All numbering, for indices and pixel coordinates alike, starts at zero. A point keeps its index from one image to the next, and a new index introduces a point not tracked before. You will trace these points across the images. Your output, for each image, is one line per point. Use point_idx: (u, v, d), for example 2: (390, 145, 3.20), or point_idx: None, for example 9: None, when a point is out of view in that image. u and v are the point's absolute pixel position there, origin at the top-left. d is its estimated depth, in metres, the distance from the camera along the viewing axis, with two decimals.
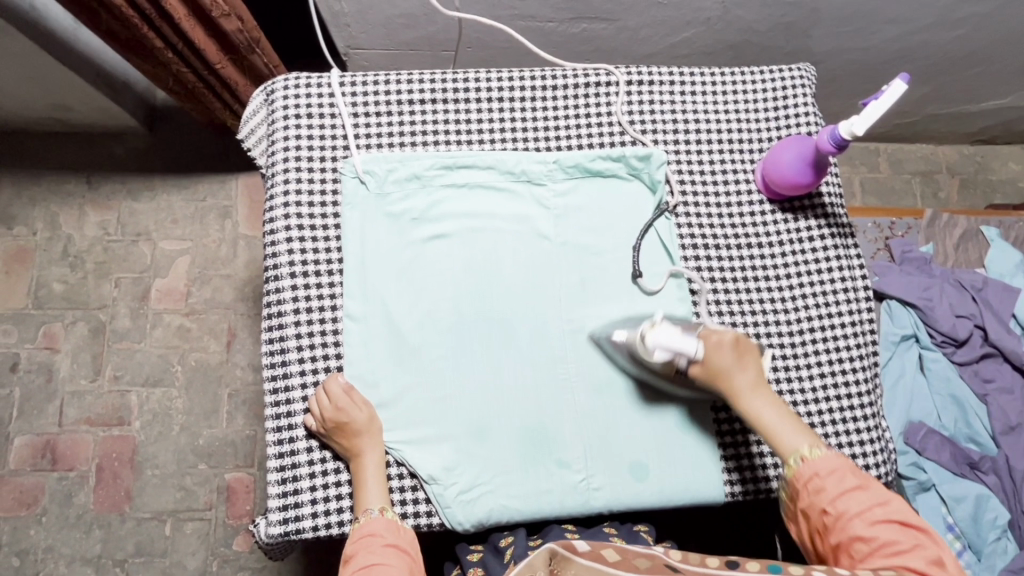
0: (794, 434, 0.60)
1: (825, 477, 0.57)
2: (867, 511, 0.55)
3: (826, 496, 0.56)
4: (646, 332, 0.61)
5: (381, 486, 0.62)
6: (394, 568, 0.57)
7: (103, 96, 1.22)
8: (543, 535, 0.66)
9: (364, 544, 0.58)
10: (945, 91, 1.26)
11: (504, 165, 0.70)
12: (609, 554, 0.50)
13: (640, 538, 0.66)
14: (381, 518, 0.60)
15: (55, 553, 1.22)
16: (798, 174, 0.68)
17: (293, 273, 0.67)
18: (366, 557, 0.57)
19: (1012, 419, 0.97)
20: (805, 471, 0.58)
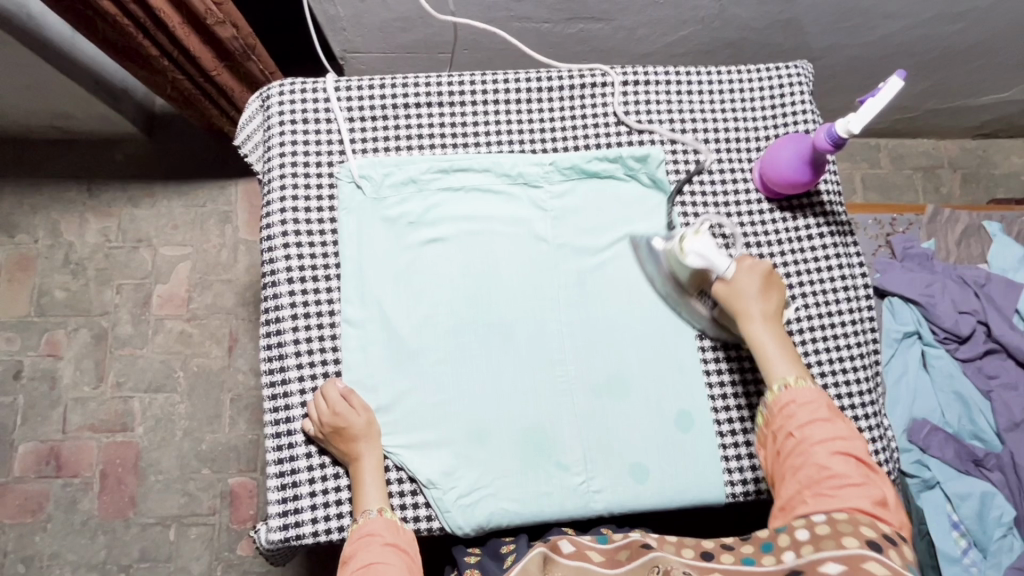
0: (788, 365, 0.61)
1: (798, 407, 0.58)
2: (829, 441, 0.56)
3: (795, 424, 0.58)
4: (687, 235, 0.64)
5: (380, 487, 0.62)
6: (394, 565, 0.57)
7: (102, 104, 1.22)
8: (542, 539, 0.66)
9: (364, 543, 0.58)
10: (946, 86, 1.25)
11: (500, 167, 0.70)
12: (593, 553, 0.56)
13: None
14: (380, 518, 0.60)
15: (61, 559, 1.23)
16: (796, 172, 0.68)
17: (290, 279, 0.67)
18: (366, 556, 0.57)
19: (1017, 415, 0.95)
20: (782, 397, 0.60)
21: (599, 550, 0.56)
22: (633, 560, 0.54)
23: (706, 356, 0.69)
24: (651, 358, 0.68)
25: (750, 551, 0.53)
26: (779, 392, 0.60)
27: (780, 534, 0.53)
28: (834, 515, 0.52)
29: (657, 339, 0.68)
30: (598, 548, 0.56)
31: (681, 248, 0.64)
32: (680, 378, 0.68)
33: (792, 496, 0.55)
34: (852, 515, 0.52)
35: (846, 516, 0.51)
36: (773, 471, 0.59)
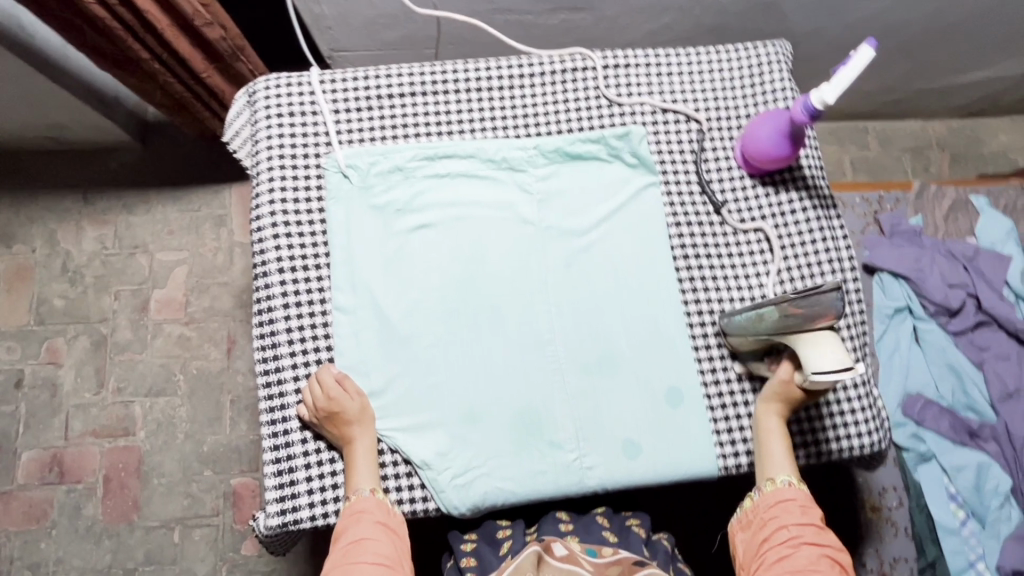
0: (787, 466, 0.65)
1: (795, 506, 0.62)
2: (815, 541, 0.60)
3: (791, 518, 0.61)
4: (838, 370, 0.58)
5: (373, 468, 0.63)
6: (382, 543, 0.59)
7: (94, 113, 1.24)
8: (537, 528, 0.68)
9: (354, 519, 0.60)
10: (928, 64, 1.26)
11: (484, 153, 0.71)
12: (584, 561, 0.61)
13: (632, 534, 0.67)
14: (371, 499, 0.61)
15: (66, 565, 1.24)
16: (775, 147, 0.68)
17: (281, 269, 0.68)
18: (357, 531, 0.59)
19: (1010, 385, 0.96)
20: (782, 491, 0.63)
21: (589, 560, 0.61)
22: None
23: (694, 332, 0.70)
24: (639, 338, 0.69)
25: None
26: (781, 485, 0.63)
27: None
28: None
29: (646, 319, 0.69)
30: (589, 559, 0.61)
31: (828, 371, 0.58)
32: (670, 355, 0.68)
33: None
34: None
35: None
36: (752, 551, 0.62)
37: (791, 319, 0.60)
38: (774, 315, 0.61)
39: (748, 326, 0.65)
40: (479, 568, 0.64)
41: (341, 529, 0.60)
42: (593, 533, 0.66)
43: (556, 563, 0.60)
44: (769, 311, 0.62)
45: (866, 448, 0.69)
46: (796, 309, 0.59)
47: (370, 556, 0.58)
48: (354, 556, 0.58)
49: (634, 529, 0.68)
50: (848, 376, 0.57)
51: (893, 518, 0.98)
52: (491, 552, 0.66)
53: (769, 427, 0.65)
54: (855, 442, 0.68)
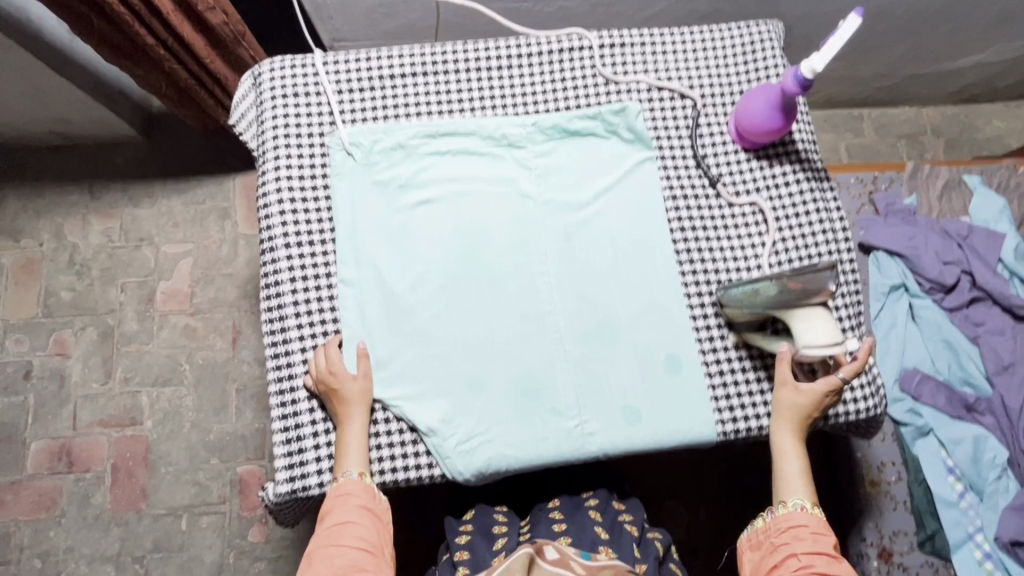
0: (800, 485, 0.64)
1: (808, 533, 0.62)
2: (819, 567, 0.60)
3: (802, 546, 0.61)
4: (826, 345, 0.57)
5: (362, 450, 0.64)
6: (364, 527, 0.62)
7: (100, 107, 1.26)
8: (532, 527, 0.76)
9: (340, 501, 0.62)
10: (919, 49, 1.28)
11: (485, 130, 0.73)
12: (575, 565, 0.61)
13: (622, 532, 0.74)
14: (357, 482, 0.62)
15: (76, 553, 1.25)
16: (767, 120, 0.70)
17: (287, 245, 0.69)
18: (341, 514, 0.61)
19: (1005, 358, 0.97)
20: (794, 516, 0.63)
21: (581, 564, 0.62)
22: None
23: (692, 302, 0.71)
24: (639, 306, 0.70)
25: None
26: (793, 509, 0.64)
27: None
28: None
29: (645, 289, 0.71)
30: (580, 563, 0.62)
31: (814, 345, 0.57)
32: (668, 323, 0.70)
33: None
34: None
35: None
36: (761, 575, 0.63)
37: (789, 294, 0.57)
38: (770, 291, 0.58)
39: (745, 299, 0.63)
40: (473, 560, 0.71)
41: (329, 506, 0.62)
42: (585, 533, 0.72)
43: (547, 566, 0.60)
44: (765, 286, 0.59)
45: (862, 412, 0.70)
46: (796, 284, 0.57)
47: (349, 538, 0.60)
48: (338, 538, 0.61)
49: (625, 527, 0.74)
50: (837, 350, 0.57)
51: (893, 492, 0.98)
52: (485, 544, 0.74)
53: (783, 445, 0.65)
54: (850, 407, 0.70)
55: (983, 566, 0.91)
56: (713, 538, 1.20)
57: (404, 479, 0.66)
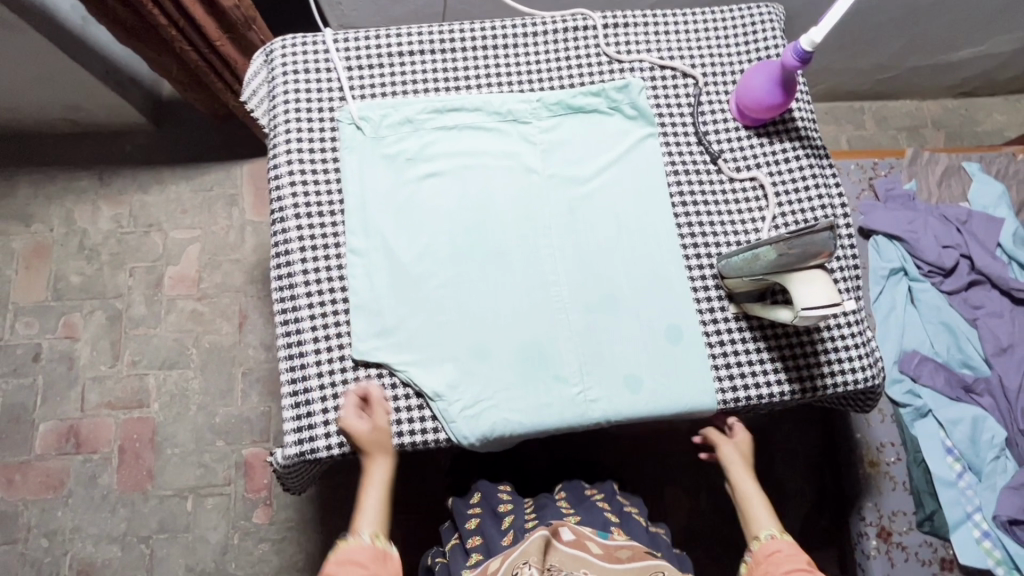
0: (766, 517, 0.71)
1: (785, 557, 0.67)
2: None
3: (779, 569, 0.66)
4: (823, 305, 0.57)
5: (376, 513, 0.67)
6: None
7: (112, 93, 1.28)
8: (538, 510, 0.77)
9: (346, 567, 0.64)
10: (918, 39, 1.30)
11: (491, 106, 0.74)
12: (593, 546, 0.66)
13: (631, 518, 0.76)
14: (369, 546, 0.65)
15: (82, 533, 1.26)
16: (768, 95, 0.71)
17: (297, 216, 0.71)
18: None
19: (1003, 340, 0.98)
20: (768, 545, 0.68)
21: (599, 544, 0.67)
22: (632, 560, 0.65)
23: (693, 274, 0.73)
24: (641, 277, 0.72)
25: None
26: (766, 540, 0.69)
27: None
28: None
29: (647, 262, 0.72)
30: (597, 543, 0.67)
31: (811, 307, 0.57)
32: (670, 295, 0.71)
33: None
34: None
35: None
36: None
37: (788, 257, 0.58)
38: (770, 255, 0.59)
39: (744, 266, 0.65)
40: (484, 544, 0.72)
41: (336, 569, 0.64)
42: (594, 513, 0.75)
43: (563, 548, 0.66)
44: (765, 251, 0.60)
45: (861, 383, 0.71)
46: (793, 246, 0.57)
47: None
48: None
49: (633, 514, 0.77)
50: (835, 311, 0.56)
51: (892, 472, 0.99)
52: (493, 525, 0.75)
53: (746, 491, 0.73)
54: (848, 377, 0.71)
55: (982, 546, 0.92)
56: (712, 522, 1.21)
57: (410, 443, 0.67)
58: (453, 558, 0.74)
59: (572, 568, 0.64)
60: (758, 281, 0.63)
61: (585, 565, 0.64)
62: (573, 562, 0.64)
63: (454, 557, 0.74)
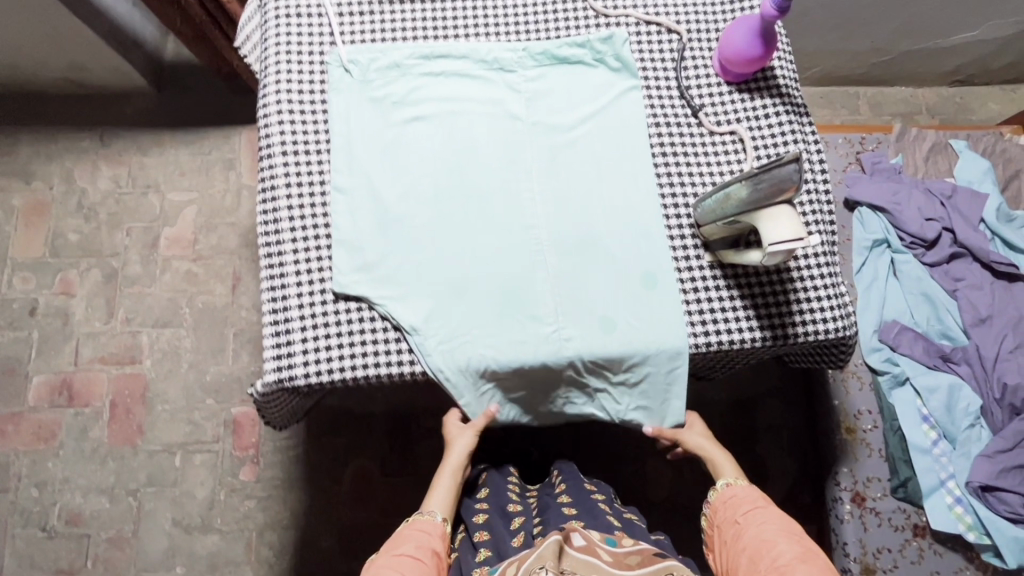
0: (726, 466, 0.80)
1: (741, 499, 0.75)
2: (755, 517, 0.71)
3: (736, 510, 0.74)
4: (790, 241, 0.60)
5: (447, 496, 0.78)
6: (422, 556, 0.70)
7: (116, 53, 1.31)
8: (542, 522, 0.80)
9: (417, 531, 0.73)
10: (911, 20, 1.31)
11: (477, 54, 0.76)
12: (602, 552, 0.68)
13: (634, 524, 0.80)
14: (439, 525, 0.75)
15: (72, 484, 1.28)
16: (748, 47, 0.73)
17: (284, 153, 0.73)
18: (413, 538, 0.72)
19: (982, 311, 0.99)
20: (724, 493, 0.77)
21: (609, 551, 0.68)
22: (644, 565, 0.66)
23: (670, 224, 0.74)
24: (620, 224, 0.73)
25: None
26: (722, 489, 0.78)
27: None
28: None
29: (625, 210, 0.73)
30: (608, 550, 0.69)
31: (775, 243, 0.60)
32: (647, 241, 0.73)
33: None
34: None
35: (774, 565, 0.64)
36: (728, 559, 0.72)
37: (757, 192, 0.61)
38: (741, 192, 0.62)
39: (717, 209, 0.67)
40: (493, 541, 0.77)
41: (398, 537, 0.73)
42: (598, 515, 0.78)
43: (574, 554, 0.67)
44: (735, 190, 0.63)
45: (832, 333, 0.72)
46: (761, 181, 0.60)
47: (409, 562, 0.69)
48: (399, 550, 0.70)
49: (632, 520, 0.82)
50: (800, 245, 0.59)
51: (869, 440, 1.00)
52: (501, 520, 0.80)
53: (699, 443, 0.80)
54: (820, 327, 0.72)
55: (954, 511, 0.93)
56: (696, 496, 1.22)
57: (386, 374, 0.69)
58: (462, 552, 0.78)
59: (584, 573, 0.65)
60: (730, 223, 0.66)
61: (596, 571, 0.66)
62: (585, 566, 0.66)
63: (463, 550, 0.79)
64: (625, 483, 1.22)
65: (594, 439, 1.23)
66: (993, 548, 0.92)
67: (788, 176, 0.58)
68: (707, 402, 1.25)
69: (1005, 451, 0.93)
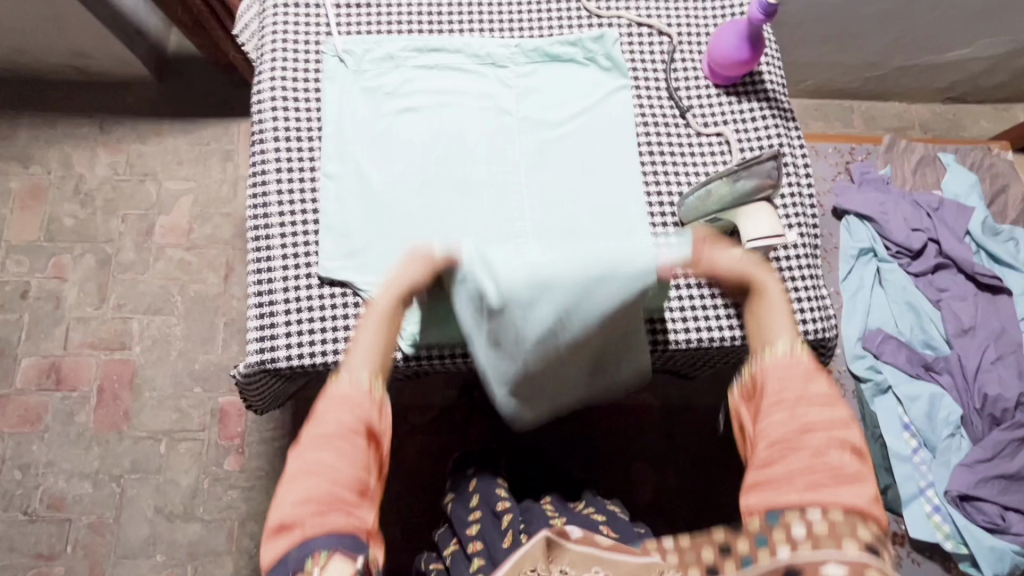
0: (779, 323, 0.58)
1: (796, 377, 0.56)
2: (816, 416, 0.54)
3: (789, 391, 0.55)
4: (770, 238, 0.64)
5: (375, 353, 0.59)
6: (335, 453, 0.54)
7: (119, 41, 1.33)
8: (528, 523, 0.74)
9: (333, 406, 0.56)
10: (904, 35, 1.33)
11: (470, 49, 0.77)
12: (602, 539, 0.58)
13: (616, 517, 0.76)
14: (364, 392, 0.57)
15: (56, 468, 1.28)
16: (736, 51, 0.74)
17: (276, 138, 0.74)
18: (324, 424, 0.55)
19: (965, 321, 1.00)
20: (780, 361, 0.57)
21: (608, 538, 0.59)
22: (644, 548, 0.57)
23: (655, 222, 0.75)
24: (605, 222, 0.74)
25: (747, 549, 0.51)
26: (779, 355, 0.57)
27: (761, 550, 0.51)
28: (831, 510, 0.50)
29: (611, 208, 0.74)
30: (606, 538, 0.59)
31: (755, 241, 0.64)
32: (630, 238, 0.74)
33: (782, 499, 0.52)
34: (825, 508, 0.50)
35: (839, 510, 0.50)
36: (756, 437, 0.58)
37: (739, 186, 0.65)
38: (723, 188, 0.65)
39: (699, 206, 0.69)
40: (487, 549, 0.73)
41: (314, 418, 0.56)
42: (580, 517, 0.75)
43: (574, 547, 0.57)
44: (717, 186, 0.66)
45: (811, 334, 0.73)
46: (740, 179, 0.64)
47: (319, 470, 0.53)
48: (309, 460, 0.54)
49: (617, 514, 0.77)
50: (779, 242, 0.64)
51: None
52: (494, 523, 0.75)
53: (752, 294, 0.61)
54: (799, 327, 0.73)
55: (932, 520, 0.93)
56: (681, 504, 1.19)
57: None
58: (457, 566, 0.74)
59: (584, 568, 0.56)
60: (711, 221, 0.68)
61: (596, 562, 0.56)
62: (584, 561, 0.56)
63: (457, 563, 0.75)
64: (611, 485, 1.19)
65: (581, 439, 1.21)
66: (971, 557, 0.92)
67: (766, 171, 0.64)
68: (695, 407, 1.24)
69: (984, 461, 0.93)
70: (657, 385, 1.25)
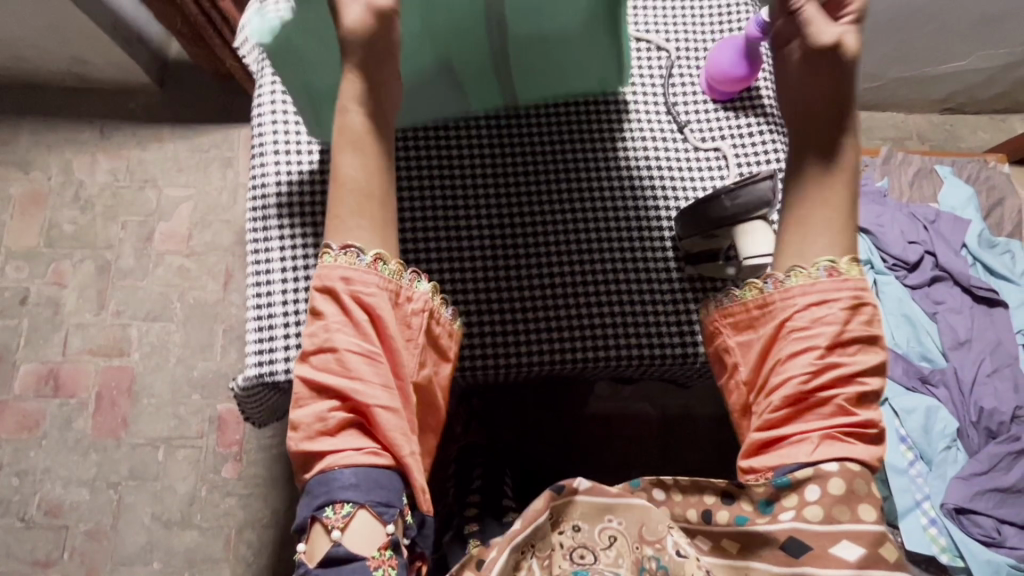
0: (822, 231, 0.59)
1: (834, 313, 0.57)
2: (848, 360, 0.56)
3: (824, 334, 0.56)
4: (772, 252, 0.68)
5: (359, 199, 0.59)
6: (350, 337, 0.56)
7: (121, 48, 1.34)
8: None
9: (331, 293, 0.57)
10: (902, 47, 1.33)
11: None
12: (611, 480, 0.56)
13: None
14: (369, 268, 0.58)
15: (53, 474, 1.28)
16: (733, 67, 0.75)
17: (277, 150, 0.74)
18: (330, 316, 0.56)
19: (961, 334, 1.02)
20: (819, 288, 0.58)
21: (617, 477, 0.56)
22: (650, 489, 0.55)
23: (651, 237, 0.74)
24: None
25: (747, 510, 0.54)
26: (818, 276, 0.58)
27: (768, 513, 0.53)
28: (845, 463, 0.53)
29: None
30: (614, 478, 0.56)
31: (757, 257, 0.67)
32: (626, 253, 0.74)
33: (793, 456, 0.54)
34: (835, 454, 0.54)
35: (850, 458, 0.53)
36: (757, 349, 0.60)
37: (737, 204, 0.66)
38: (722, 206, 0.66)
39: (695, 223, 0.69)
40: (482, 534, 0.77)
41: (318, 314, 0.57)
42: None
43: (583, 499, 0.54)
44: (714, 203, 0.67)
45: None
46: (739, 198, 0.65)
47: (341, 369, 0.55)
48: (326, 350, 0.56)
49: None
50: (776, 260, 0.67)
51: None
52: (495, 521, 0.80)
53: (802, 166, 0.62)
54: None
55: (928, 532, 0.93)
56: None
57: None
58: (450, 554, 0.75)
59: (595, 518, 0.55)
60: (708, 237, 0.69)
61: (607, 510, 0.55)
62: (595, 512, 0.55)
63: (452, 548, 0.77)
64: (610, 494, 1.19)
65: (578, 446, 1.21)
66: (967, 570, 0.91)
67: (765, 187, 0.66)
68: (694, 415, 1.24)
69: (980, 474, 0.95)
70: (656, 395, 1.25)
